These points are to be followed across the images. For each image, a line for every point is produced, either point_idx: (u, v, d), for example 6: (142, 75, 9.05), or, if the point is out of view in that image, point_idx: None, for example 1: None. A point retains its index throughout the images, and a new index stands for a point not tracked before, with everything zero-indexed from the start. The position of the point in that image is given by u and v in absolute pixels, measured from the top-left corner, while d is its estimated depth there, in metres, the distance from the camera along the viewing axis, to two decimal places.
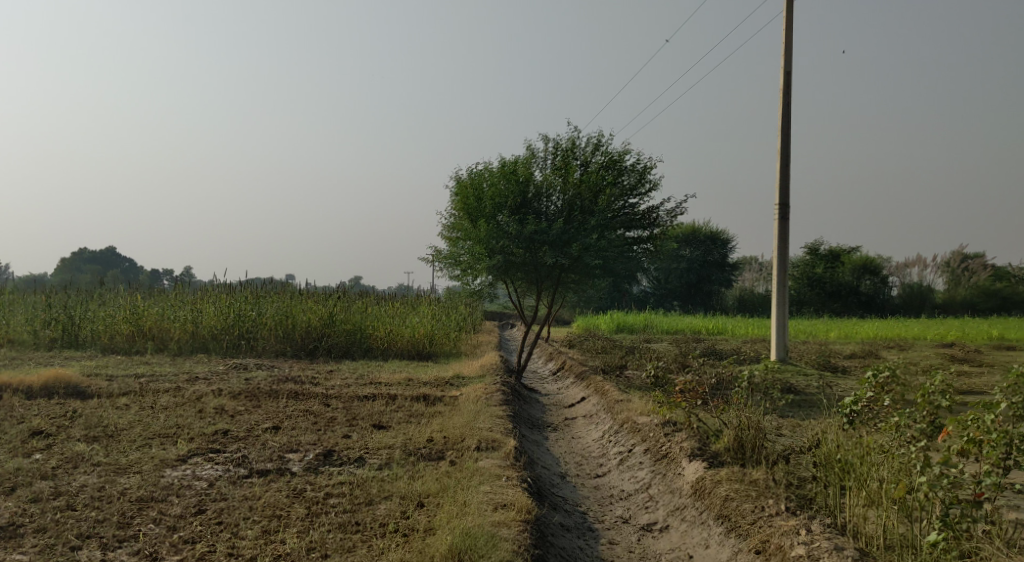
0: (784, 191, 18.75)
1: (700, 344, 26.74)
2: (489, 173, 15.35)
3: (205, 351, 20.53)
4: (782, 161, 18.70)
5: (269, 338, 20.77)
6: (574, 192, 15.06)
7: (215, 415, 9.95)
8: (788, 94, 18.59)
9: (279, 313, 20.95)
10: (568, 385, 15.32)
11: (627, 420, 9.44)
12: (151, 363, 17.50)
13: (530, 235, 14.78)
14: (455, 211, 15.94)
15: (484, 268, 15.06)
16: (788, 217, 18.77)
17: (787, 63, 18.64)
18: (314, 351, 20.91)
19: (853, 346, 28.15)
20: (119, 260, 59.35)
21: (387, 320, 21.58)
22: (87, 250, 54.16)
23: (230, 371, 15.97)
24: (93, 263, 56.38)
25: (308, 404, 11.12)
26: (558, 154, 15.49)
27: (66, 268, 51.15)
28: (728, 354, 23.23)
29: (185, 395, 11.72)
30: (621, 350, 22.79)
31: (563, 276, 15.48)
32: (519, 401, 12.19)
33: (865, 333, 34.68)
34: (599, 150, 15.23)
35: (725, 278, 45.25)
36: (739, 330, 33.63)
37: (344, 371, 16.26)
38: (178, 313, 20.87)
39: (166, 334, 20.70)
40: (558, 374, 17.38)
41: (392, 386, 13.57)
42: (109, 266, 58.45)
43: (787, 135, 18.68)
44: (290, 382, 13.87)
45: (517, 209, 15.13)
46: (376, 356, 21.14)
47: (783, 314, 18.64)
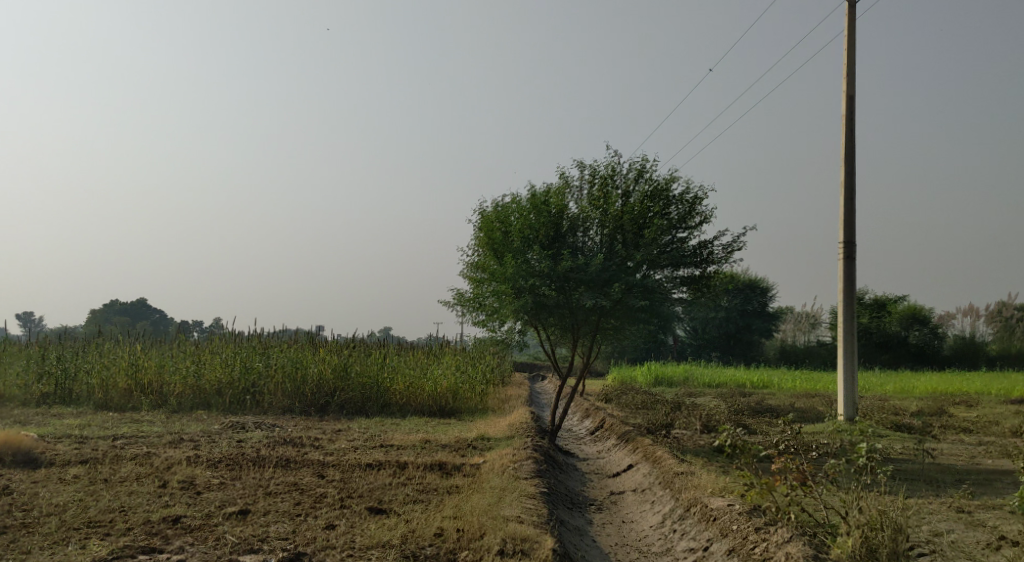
0: (849, 227, 16.70)
1: (749, 399, 24.36)
2: (517, 205, 13.59)
3: (208, 407, 18.73)
4: (846, 195, 16.69)
5: (277, 393, 18.92)
6: (615, 225, 13.18)
7: (180, 491, 8.05)
8: (851, 120, 16.69)
9: (289, 364, 19.14)
10: (610, 448, 13.27)
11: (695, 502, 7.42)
12: (142, 422, 15.71)
13: (565, 274, 12.92)
14: (479, 249, 14.13)
15: (512, 312, 13.19)
16: (854, 257, 16.69)
17: (849, 87, 16.78)
18: (326, 407, 19.01)
19: (919, 402, 25.56)
20: (151, 312, 58.48)
21: (406, 372, 19.63)
22: (113, 301, 53.17)
23: (226, 431, 14.12)
24: (122, 314, 55.68)
25: (299, 476, 9.20)
26: (596, 181, 13.63)
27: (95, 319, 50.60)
28: (784, 410, 20.85)
29: (155, 461, 9.83)
30: (665, 405, 20.51)
31: (603, 322, 13.55)
32: (553, 471, 10.14)
33: (924, 387, 32.05)
34: (643, 177, 13.37)
35: (766, 327, 42.76)
36: (786, 383, 31.21)
37: (354, 431, 14.33)
38: (179, 366, 19.20)
39: (166, 389, 18.99)
40: (596, 434, 15.29)
41: (405, 451, 11.65)
42: (140, 318, 57.71)
43: (851, 165, 16.70)
44: (289, 446, 11.98)
45: (550, 244, 13.35)
46: (394, 413, 19.18)
47: (850, 366, 16.43)
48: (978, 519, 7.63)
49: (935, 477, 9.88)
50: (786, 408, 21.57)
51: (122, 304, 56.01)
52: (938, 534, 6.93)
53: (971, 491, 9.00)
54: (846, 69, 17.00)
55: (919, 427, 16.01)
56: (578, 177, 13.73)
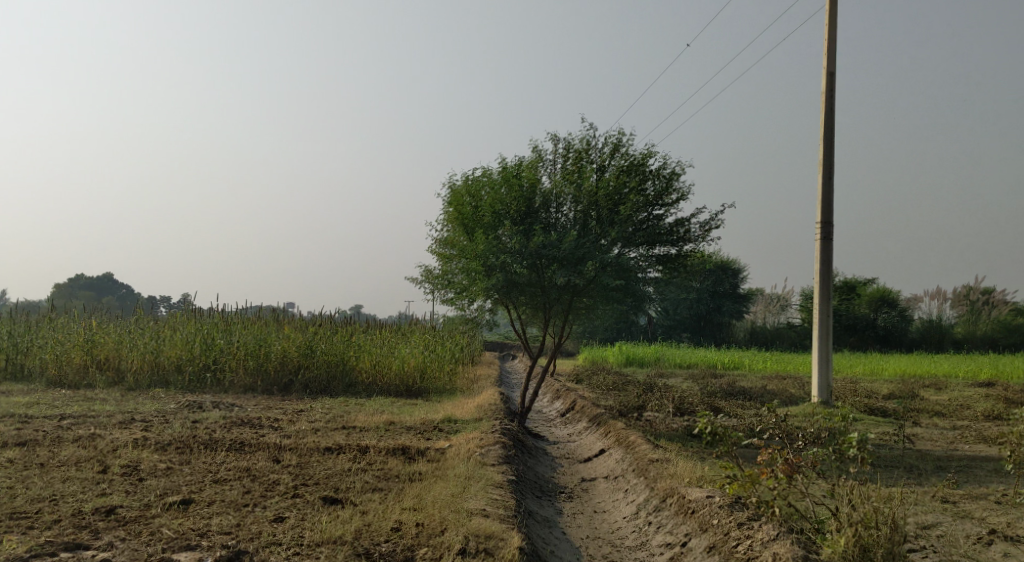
0: (826, 208, 16.38)
1: (721, 381, 24.14)
2: (488, 178, 13.05)
3: (166, 385, 18.05)
4: (825, 174, 16.36)
5: (239, 370, 18.28)
6: (589, 200, 12.69)
7: (120, 477, 7.47)
8: (831, 98, 16.32)
9: (251, 341, 18.50)
10: (581, 432, 12.87)
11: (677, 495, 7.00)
12: (95, 400, 15.03)
13: (537, 251, 12.43)
14: (448, 223, 13.58)
15: (482, 290, 12.69)
16: (831, 237, 16.39)
17: (829, 63, 16.38)
18: (289, 386, 18.42)
19: (888, 385, 25.51)
20: (117, 287, 57.21)
21: (373, 350, 19.08)
22: (76, 276, 51.88)
23: (182, 410, 13.50)
24: (87, 288, 54.41)
25: (252, 461, 8.66)
26: (570, 155, 13.12)
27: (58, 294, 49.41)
28: (756, 392, 20.63)
29: (99, 443, 9.21)
30: (637, 386, 20.21)
31: (575, 301, 13.11)
32: (522, 457, 9.69)
33: (893, 369, 32.13)
34: (619, 151, 12.88)
35: (737, 308, 42.73)
36: (757, 364, 31.14)
37: (316, 412, 13.78)
38: (137, 342, 18.49)
39: (123, 365, 18.28)
40: (567, 416, 14.89)
41: (367, 433, 11.14)
42: (105, 294, 56.48)
43: (830, 145, 16.35)
44: (246, 427, 11.42)
45: (522, 220, 12.85)
46: (359, 392, 18.64)
47: (825, 348, 16.18)
48: (963, 511, 7.31)
49: (914, 464, 9.59)
50: (758, 391, 21.36)
51: (87, 278, 54.80)
52: (925, 527, 6.60)
53: (952, 479, 8.71)
54: (827, 45, 16.60)
55: (892, 411, 15.81)
56: (552, 150, 13.21)
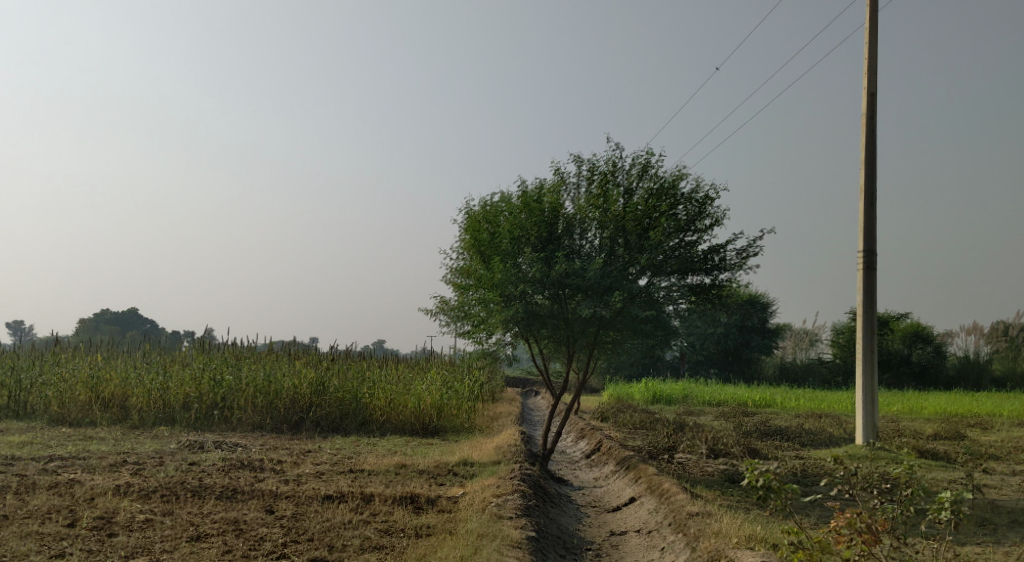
0: (869, 234, 15.37)
1: (753, 419, 22.94)
2: (507, 203, 12.26)
3: (172, 423, 17.26)
4: (867, 200, 15.39)
5: (247, 408, 17.44)
6: (616, 225, 11.82)
7: (88, 533, 6.60)
8: (872, 119, 15.42)
9: (261, 377, 17.69)
10: (609, 476, 11.87)
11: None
12: (93, 439, 14.24)
13: (559, 279, 11.57)
14: (465, 251, 12.77)
15: (500, 322, 11.83)
16: (874, 266, 15.36)
17: (870, 84, 15.49)
18: (300, 424, 17.55)
19: (930, 425, 24.14)
20: (142, 322, 57.19)
21: (387, 386, 18.16)
22: (102, 310, 51.62)
23: (181, 451, 12.67)
24: (112, 323, 54.39)
25: (244, 512, 7.77)
26: (595, 178, 12.29)
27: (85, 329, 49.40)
28: (793, 433, 19.44)
29: (78, 489, 8.37)
30: (666, 426, 19.10)
31: (601, 335, 12.20)
32: (544, 506, 8.73)
33: (933, 408, 30.62)
34: (648, 173, 12.05)
35: (765, 343, 41.32)
36: (789, 402, 29.81)
37: (324, 453, 12.88)
38: (143, 378, 17.75)
39: (128, 402, 17.55)
40: (592, 458, 13.89)
41: (375, 478, 10.24)
42: (129, 328, 56.40)
43: (872, 169, 15.41)
44: (245, 471, 10.54)
45: (544, 247, 12.02)
46: (373, 431, 17.71)
47: (869, 385, 15.08)
48: None
49: (986, 517, 8.50)
50: (795, 430, 20.14)
51: (113, 313, 54.77)
52: None
53: None
54: (868, 65, 15.75)
55: (944, 453, 14.61)
56: (575, 173, 12.40)
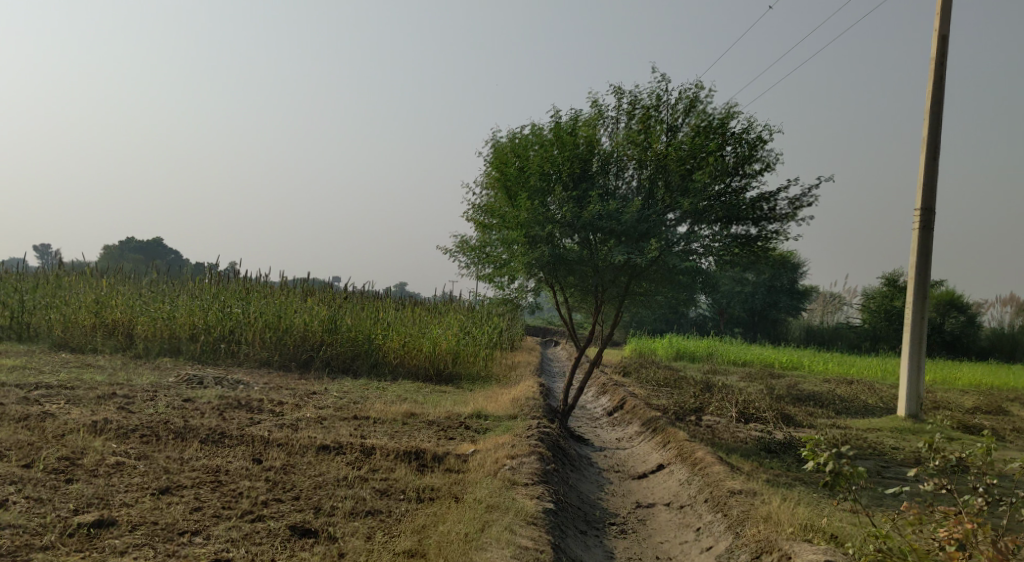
0: (929, 191, 14.08)
1: (781, 382, 21.96)
2: (538, 135, 11.14)
3: (177, 354, 16.59)
4: (928, 154, 14.06)
5: (254, 343, 16.67)
6: (657, 164, 10.68)
7: (43, 476, 5.77)
8: (942, 64, 13.96)
9: (270, 312, 16.92)
10: (633, 437, 10.98)
11: (781, 557, 5.14)
12: (89, 367, 13.57)
13: (591, 221, 10.52)
14: (489, 186, 11.72)
15: (524, 265, 10.84)
16: (932, 226, 14.10)
17: (943, 25, 13.91)
18: (309, 363, 16.80)
19: (966, 396, 22.97)
20: (166, 253, 57.04)
21: (401, 328, 17.33)
22: (127, 238, 51.39)
23: (178, 385, 11.93)
24: (137, 251, 54.28)
25: (229, 460, 6.94)
26: (636, 112, 11.10)
27: (109, 256, 49.35)
28: (825, 399, 18.41)
29: (49, 423, 7.58)
30: (692, 385, 18.14)
31: (633, 285, 11.19)
32: (562, 470, 7.84)
33: (968, 379, 29.38)
34: (697, 107, 10.83)
35: (793, 305, 40.03)
36: (817, 365, 28.77)
37: (329, 395, 12.08)
38: (148, 307, 17.03)
39: (133, 330, 16.90)
40: (614, 417, 13.01)
41: (380, 427, 9.41)
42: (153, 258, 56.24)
43: (937, 119, 14.04)
44: (240, 412, 9.74)
45: (576, 185, 10.93)
46: (384, 374, 16.93)
47: (916, 353, 13.99)
48: None
49: None
50: (827, 396, 19.10)
51: (137, 242, 54.58)
52: None
53: None
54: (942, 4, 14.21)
55: (993, 430, 13.57)
56: (615, 106, 11.23)
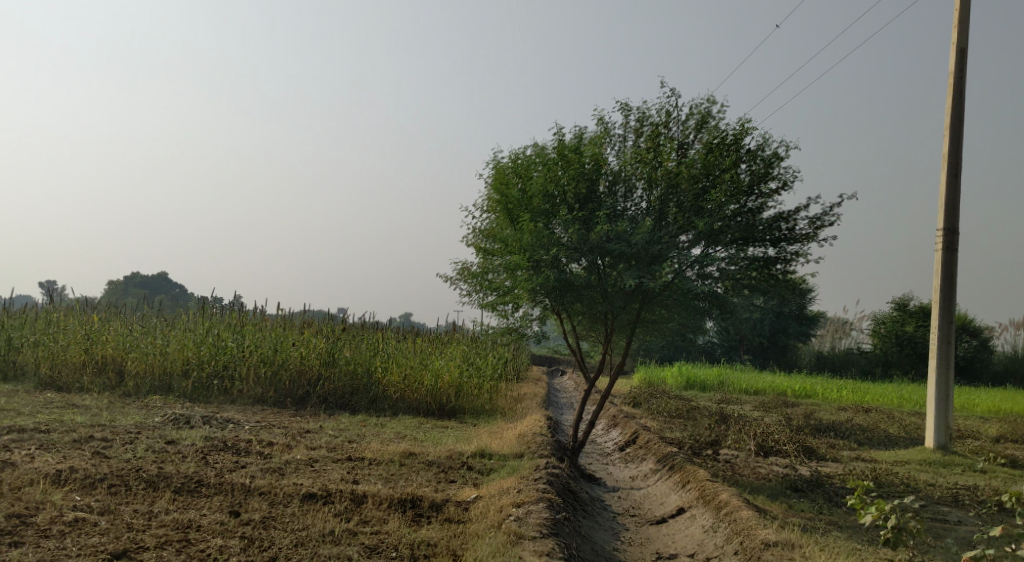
0: (951, 210, 13.42)
1: (797, 412, 21.13)
2: (540, 154, 10.55)
3: (168, 391, 15.91)
4: (950, 171, 13.42)
5: (248, 379, 15.96)
6: (668, 183, 10.05)
7: None
8: (962, 78, 13.36)
9: (265, 346, 16.25)
10: (649, 476, 10.24)
11: None
12: (73, 407, 12.90)
13: (599, 244, 9.88)
14: (490, 209, 11.11)
15: (528, 292, 10.19)
16: (955, 247, 13.42)
17: (961, 37, 13.34)
18: (305, 399, 16.08)
19: (988, 424, 22.06)
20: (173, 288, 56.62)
21: (401, 361, 16.64)
22: (132, 272, 50.83)
23: (164, 425, 11.24)
24: (143, 286, 53.93)
25: (203, 513, 6.24)
26: (645, 130, 10.51)
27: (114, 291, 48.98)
28: (845, 429, 17.61)
29: (10, 473, 6.90)
30: (707, 416, 17.36)
31: (645, 312, 10.53)
32: (573, 517, 7.13)
33: (986, 406, 28.45)
34: (709, 122, 10.23)
35: (802, 331, 39.24)
36: (831, 393, 27.93)
37: (324, 434, 11.36)
38: (139, 342, 16.39)
39: (124, 367, 16.24)
40: (627, 452, 12.26)
41: (375, 470, 8.70)
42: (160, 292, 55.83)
43: (957, 136, 13.43)
44: (226, 455, 9.04)
45: (582, 207, 10.32)
46: (383, 410, 16.20)
47: (944, 381, 13.23)
48: None
49: None
50: (846, 426, 18.29)
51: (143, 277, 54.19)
52: None
53: None
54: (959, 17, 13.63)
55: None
56: (622, 123, 10.64)
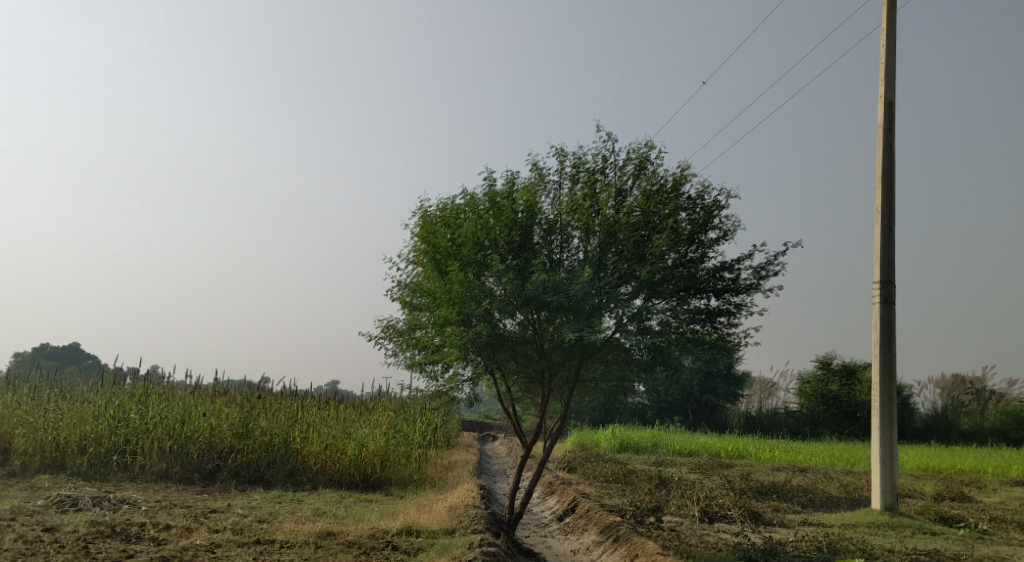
0: (887, 262, 13.30)
1: (733, 473, 20.61)
2: (471, 202, 9.93)
3: (60, 470, 14.35)
4: (883, 224, 13.36)
5: (151, 453, 14.54)
6: (606, 231, 9.52)
7: None
8: (891, 132, 13.41)
9: (171, 416, 14.90)
10: (592, 549, 9.40)
11: None
12: None
13: (534, 296, 9.23)
14: (417, 261, 10.38)
15: (458, 348, 9.42)
16: (893, 301, 13.26)
17: (888, 91, 13.45)
18: (215, 474, 14.72)
19: (920, 481, 21.93)
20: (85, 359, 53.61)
21: (322, 430, 15.49)
22: (40, 344, 48.01)
23: (46, 509, 9.90)
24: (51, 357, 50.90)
25: None
26: (581, 176, 10.02)
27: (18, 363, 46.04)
28: (786, 490, 17.13)
29: None
30: (646, 480, 16.63)
31: (584, 369, 9.87)
32: None
33: (914, 463, 28.55)
34: (647, 168, 9.81)
35: (731, 391, 39.24)
36: (764, 452, 27.67)
37: (231, 514, 10.19)
38: (29, 416, 14.83)
39: (9, 444, 14.60)
40: (566, 523, 11.40)
41: (287, 555, 7.64)
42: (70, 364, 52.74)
43: (889, 189, 13.43)
44: (112, 544, 7.85)
45: (515, 257, 9.69)
46: (301, 483, 14.95)
47: (887, 438, 12.88)
48: None
49: None
50: (786, 487, 17.83)
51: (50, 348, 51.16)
52: None
53: None
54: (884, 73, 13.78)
55: (976, 519, 12.39)
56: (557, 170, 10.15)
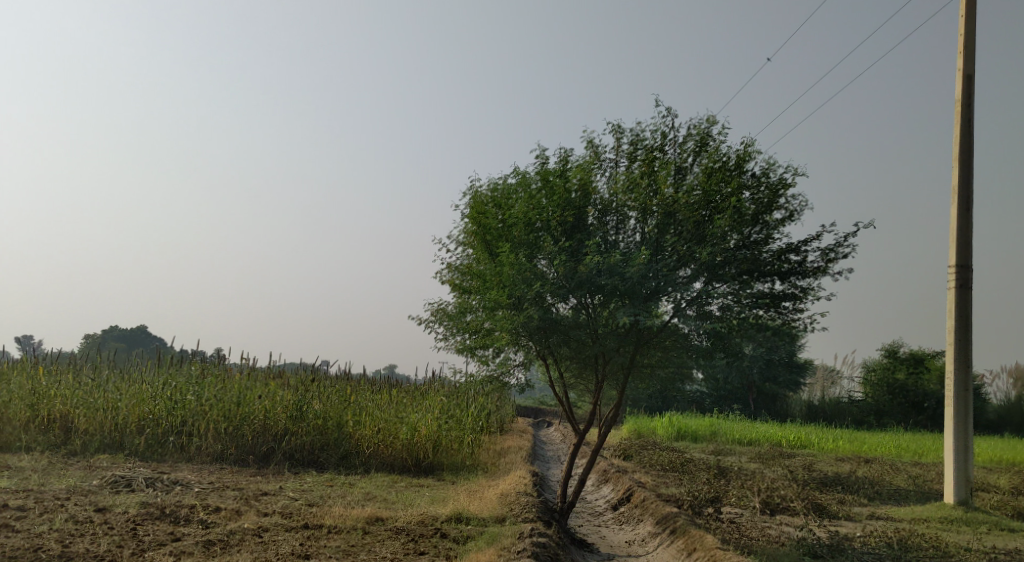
0: (964, 245, 12.56)
1: (795, 463, 19.95)
2: (523, 182, 9.61)
3: (120, 449, 14.56)
4: (960, 205, 12.61)
5: (207, 435, 14.65)
6: (664, 210, 9.10)
7: None
8: (970, 107, 12.63)
9: (227, 398, 14.98)
10: (647, 541, 9.05)
11: None
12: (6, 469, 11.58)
13: (588, 278, 8.88)
14: (468, 243, 10.12)
15: (509, 332, 9.14)
16: (969, 285, 12.52)
17: (967, 63, 12.66)
18: (269, 456, 14.78)
19: (994, 476, 20.94)
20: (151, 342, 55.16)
21: (374, 414, 15.42)
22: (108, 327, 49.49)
23: (102, 489, 9.97)
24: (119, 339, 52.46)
25: None
26: (638, 155, 9.61)
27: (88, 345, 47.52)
28: (851, 482, 16.47)
29: None
30: (704, 470, 16.16)
31: (640, 355, 9.49)
32: None
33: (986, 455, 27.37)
34: (708, 145, 9.35)
35: (792, 379, 38.23)
36: (826, 442, 26.82)
37: (281, 497, 10.11)
38: (90, 396, 15.07)
39: (72, 423, 14.87)
40: (621, 513, 11.06)
41: (333, 540, 7.49)
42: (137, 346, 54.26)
43: (967, 167, 12.66)
44: (161, 526, 7.80)
45: (569, 239, 9.35)
46: (353, 467, 14.92)
47: (962, 431, 12.20)
48: None
49: None
50: (851, 479, 17.15)
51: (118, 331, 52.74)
52: None
53: None
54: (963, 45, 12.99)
55: None
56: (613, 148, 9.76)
